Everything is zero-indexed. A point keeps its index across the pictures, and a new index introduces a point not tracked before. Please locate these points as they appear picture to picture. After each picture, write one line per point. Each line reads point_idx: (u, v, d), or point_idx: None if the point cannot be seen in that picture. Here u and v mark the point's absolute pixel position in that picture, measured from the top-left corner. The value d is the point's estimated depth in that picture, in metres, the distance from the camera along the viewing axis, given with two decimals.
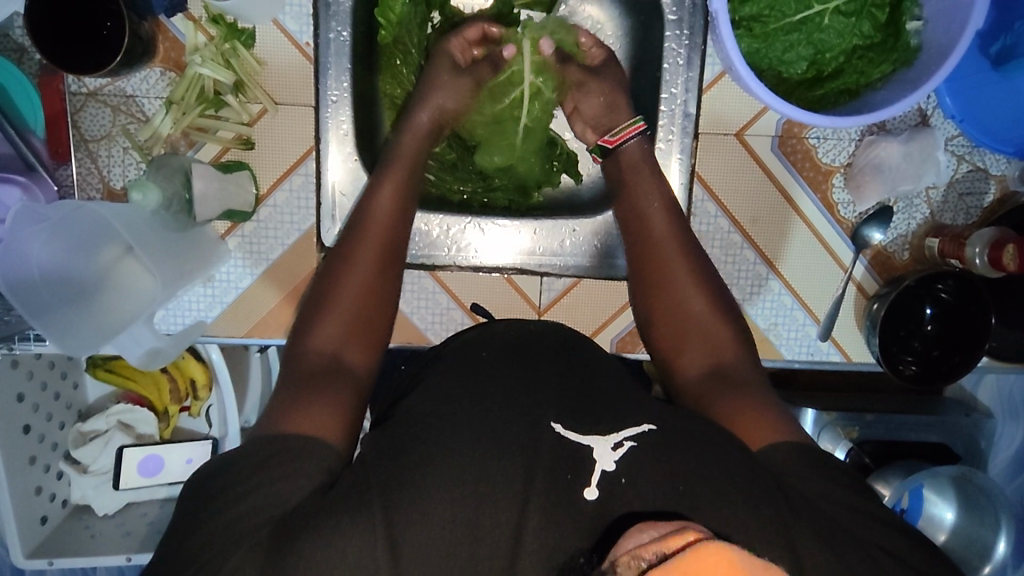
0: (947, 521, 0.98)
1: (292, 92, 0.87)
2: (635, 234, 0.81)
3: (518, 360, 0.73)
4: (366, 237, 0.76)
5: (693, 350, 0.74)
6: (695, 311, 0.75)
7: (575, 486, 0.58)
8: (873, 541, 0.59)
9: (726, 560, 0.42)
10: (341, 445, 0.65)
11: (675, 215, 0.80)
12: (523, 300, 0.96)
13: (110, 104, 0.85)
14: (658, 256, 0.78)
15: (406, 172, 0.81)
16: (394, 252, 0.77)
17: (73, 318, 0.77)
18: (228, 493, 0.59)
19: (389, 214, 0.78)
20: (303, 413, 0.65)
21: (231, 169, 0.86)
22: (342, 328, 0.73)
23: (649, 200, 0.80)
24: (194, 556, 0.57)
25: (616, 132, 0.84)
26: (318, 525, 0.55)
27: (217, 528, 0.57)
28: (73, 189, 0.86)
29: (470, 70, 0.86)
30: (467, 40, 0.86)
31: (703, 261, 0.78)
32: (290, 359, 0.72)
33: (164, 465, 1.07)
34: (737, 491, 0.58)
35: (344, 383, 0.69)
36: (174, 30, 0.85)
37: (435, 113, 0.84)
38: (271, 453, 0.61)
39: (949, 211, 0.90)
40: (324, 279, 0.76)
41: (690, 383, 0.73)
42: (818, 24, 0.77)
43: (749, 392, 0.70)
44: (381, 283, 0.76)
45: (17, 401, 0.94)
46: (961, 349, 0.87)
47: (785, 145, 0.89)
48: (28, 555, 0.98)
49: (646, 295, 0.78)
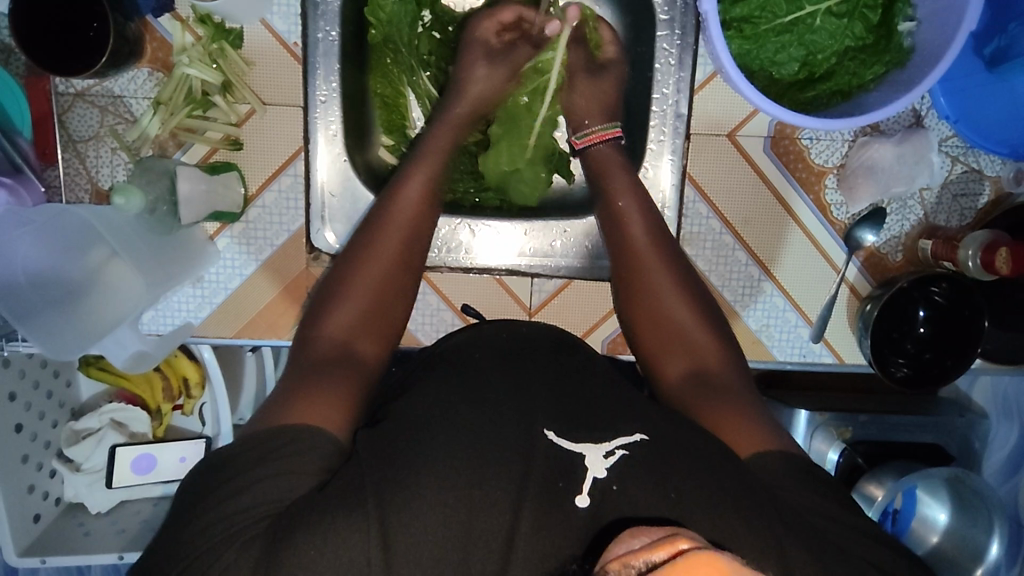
0: (940, 522, 0.98)
1: (280, 92, 0.86)
2: (613, 232, 0.79)
3: (508, 363, 0.73)
4: (393, 221, 0.75)
5: (676, 358, 0.73)
6: (675, 314, 0.74)
7: (565, 491, 0.58)
8: (859, 552, 0.58)
9: (717, 569, 0.42)
10: (342, 436, 0.64)
11: (649, 213, 0.79)
12: (514, 301, 0.95)
13: (97, 105, 0.85)
14: (633, 255, 0.77)
15: (437, 166, 0.79)
16: (418, 243, 0.76)
17: (61, 322, 0.77)
18: (215, 495, 0.59)
19: (416, 207, 0.76)
20: (299, 407, 0.64)
21: (219, 170, 0.86)
22: (355, 316, 0.72)
23: (631, 211, 0.79)
24: (184, 555, 0.57)
25: (585, 135, 0.84)
26: (312, 520, 0.54)
27: (203, 536, 0.57)
28: (60, 190, 0.86)
29: (507, 55, 0.83)
30: (499, 23, 0.83)
31: (679, 260, 0.77)
32: (301, 343, 0.72)
33: (156, 463, 1.07)
34: (726, 500, 0.57)
35: (350, 375, 0.68)
36: (162, 30, 0.84)
37: (472, 105, 0.82)
38: (265, 451, 0.60)
39: (943, 213, 0.90)
40: (347, 264, 0.74)
41: (672, 390, 0.73)
42: (809, 25, 0.76)
43: (733, 398, 0.69)
44: (399, 275, 0.75)
45: (9, 400, 0.94)
46: (953, 352, 0.87)
47: (777, 146, 0.89)
48: (20, 554, 0.97)
49: (625, 296, 0.77)
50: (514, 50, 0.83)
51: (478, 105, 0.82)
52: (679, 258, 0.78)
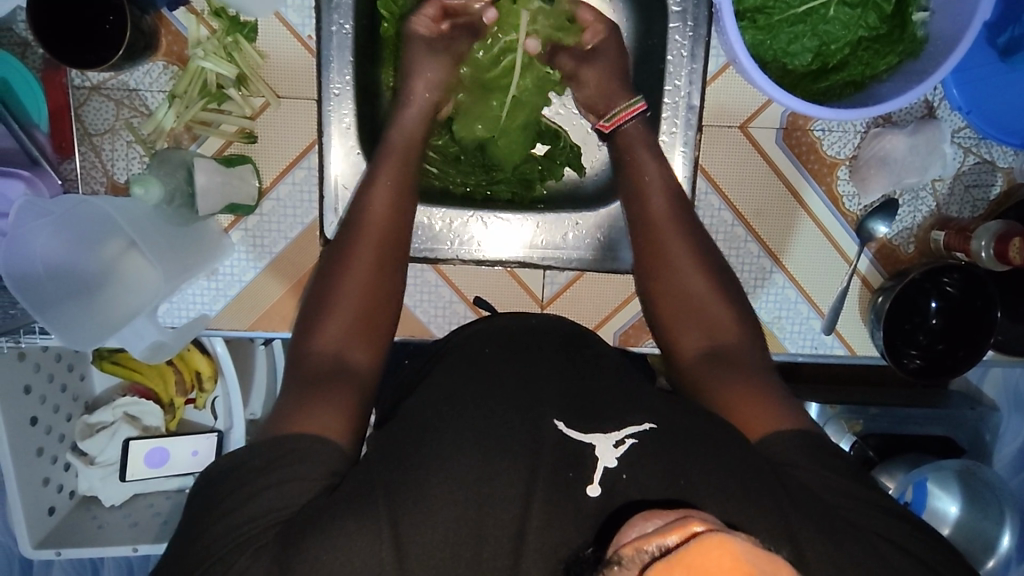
0: (951, 515, 0.96)
1: (294, 85, 0.87)
2: (635, 212, 0.79)
3: (520, 355, 0.73)
4: (366, 231, 0.74)
5: (692, 331, 0.74)
6: (697, 294, 0.74)
7: (576, 479, 0.58)
8: (879, 539, 0.58)
9: (728, 553, 0.42)
10: (347, 444, 0.64)
11: (677, 196, 0.78)
12: (526, 293, 0.97)
13: (114, 98, 0.85)
14: (654, 236, 0.77)
15: (403, 166, 0.79)
16: (396, 247, 0.75)
17: (78, 313, 0.78)
18: (236, 494, 0.59)
19: (383, 215, 0.75)
20: (312, 411, 0.65)
21: (234, 163, 0.86)
22: (342, 326, 0.71)
23: (655, 198, 0.78)
24: (200, 558, 0.57)
25: (612, 116, 0.83)
26: (329, 514, 0.55)
27: (229, 531, 0.57)
28: (77, 183, 0.86)
29: (448, 44, 0.82)
30: (430, 17, 0.82)
31: (705, 246, 0.77)
32: (294, 360, 0.71)
33: (170, 456, 1.08)
34: (737, 484, 0.57)
35: (348, 384, 0.68)
36: (176, 23, 0.85)
37: (424, 110, 0.82)
38: (275, 457, 0.61)
39: (955, 203, 0.90)
40: (327, 278, 0.73)
41: (685, 366, 0.73)
42: (823, 15, 0.77)
43: (747, 375, 0.70)
44: (383, 280, 0.73)
45: (24, 392, 0.94)
46: (965, 343, 0.87)
47: (789, 138, 0.89)
48: (35, 546, 0.98)
49: (647, 279, 0.77)
50: (454, 40, 0.83)
51: (428, 111, 0.82)
52: (710, 243, 0.78)
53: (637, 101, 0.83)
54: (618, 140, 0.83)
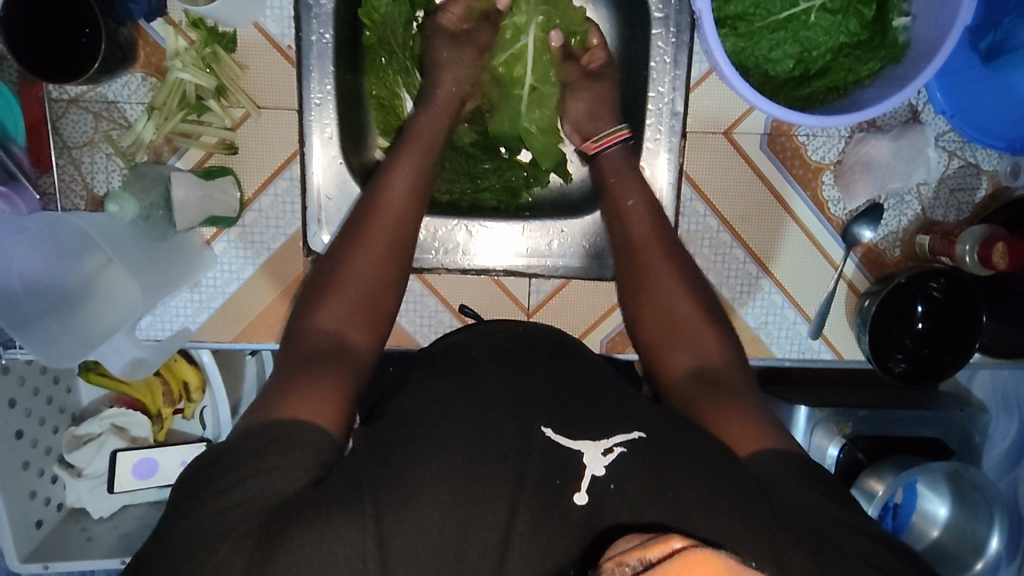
0: (940, 517, 0.98)
1: (275, 96, 0.86)
2: (617, 233, 0.81)
3: (506, 363, 0.73)
4: (379, 216, 0.75)
5: (681, 351, 0.73)
6: (684, 314, 0.75)
7: (564, 487, 0.58)
8: (860, 552, 0.58)
9: (711, 568, 0.42)
10: (335, 433, 0.63)
11: (660, 220, 0.80)
12: (511, 301, 0.95)
13: (92, 111, 0.85)
14: (636, 241, 0.79)
15: (419, 153, 0.79)
16: (406, 234, 0.76)
17: (58, 329, 0.77)
18: (211, 491, 0.58)
19: (404, 198, 0.76)
20: (298, 398, 0.63)
21: (214, 176, 0.85)
22: (345, 311, 0.71)
23: (636, 218, 0.80)
24: (178, 548, 0.56)
25: (598, 138, 0.86)
26: (308, 518, 0.55)
27: (205, 522, 0.56)
28: (55, 197, 0.86)
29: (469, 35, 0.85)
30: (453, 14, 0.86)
31: (681, 258, 0.78)
32: (290, 336, 0.70)
33: (158, 467, 1.07)
34: (720, 498, 0.57)
35: (343, 368, 0.67)
36: (155, 35, 0.84)
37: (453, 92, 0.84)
38: (261, 446, 0.59)
39: (941, 207, 0.89)
40: (336, 254, 0.74)
41: (676, 386, 0.72)
42: (804, 22, 0.76)
43: (737, 398, 0.69)
44: (390, 265, 0.74)
45: (9, 406, 0.94)
46: (952, 348, 0.86)
47: (774, 142, 0.88)
48: (24, 559, 0.98)
49: (630, 295, 0.78)
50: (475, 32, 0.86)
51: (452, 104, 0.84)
52: (691, 261, 0.79)
53: (621, 129, 0.86)
54: (600, 163, 0.85)
